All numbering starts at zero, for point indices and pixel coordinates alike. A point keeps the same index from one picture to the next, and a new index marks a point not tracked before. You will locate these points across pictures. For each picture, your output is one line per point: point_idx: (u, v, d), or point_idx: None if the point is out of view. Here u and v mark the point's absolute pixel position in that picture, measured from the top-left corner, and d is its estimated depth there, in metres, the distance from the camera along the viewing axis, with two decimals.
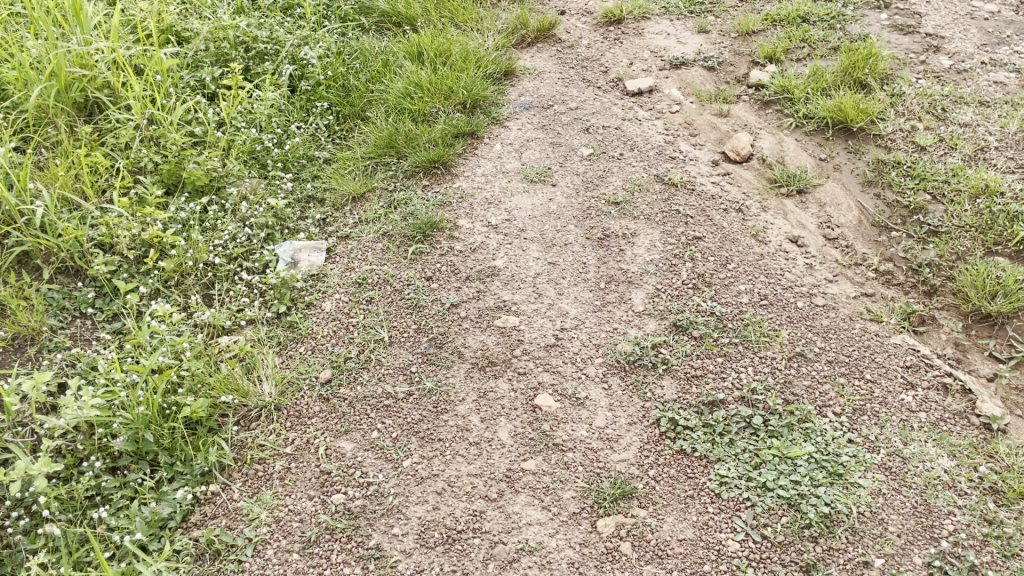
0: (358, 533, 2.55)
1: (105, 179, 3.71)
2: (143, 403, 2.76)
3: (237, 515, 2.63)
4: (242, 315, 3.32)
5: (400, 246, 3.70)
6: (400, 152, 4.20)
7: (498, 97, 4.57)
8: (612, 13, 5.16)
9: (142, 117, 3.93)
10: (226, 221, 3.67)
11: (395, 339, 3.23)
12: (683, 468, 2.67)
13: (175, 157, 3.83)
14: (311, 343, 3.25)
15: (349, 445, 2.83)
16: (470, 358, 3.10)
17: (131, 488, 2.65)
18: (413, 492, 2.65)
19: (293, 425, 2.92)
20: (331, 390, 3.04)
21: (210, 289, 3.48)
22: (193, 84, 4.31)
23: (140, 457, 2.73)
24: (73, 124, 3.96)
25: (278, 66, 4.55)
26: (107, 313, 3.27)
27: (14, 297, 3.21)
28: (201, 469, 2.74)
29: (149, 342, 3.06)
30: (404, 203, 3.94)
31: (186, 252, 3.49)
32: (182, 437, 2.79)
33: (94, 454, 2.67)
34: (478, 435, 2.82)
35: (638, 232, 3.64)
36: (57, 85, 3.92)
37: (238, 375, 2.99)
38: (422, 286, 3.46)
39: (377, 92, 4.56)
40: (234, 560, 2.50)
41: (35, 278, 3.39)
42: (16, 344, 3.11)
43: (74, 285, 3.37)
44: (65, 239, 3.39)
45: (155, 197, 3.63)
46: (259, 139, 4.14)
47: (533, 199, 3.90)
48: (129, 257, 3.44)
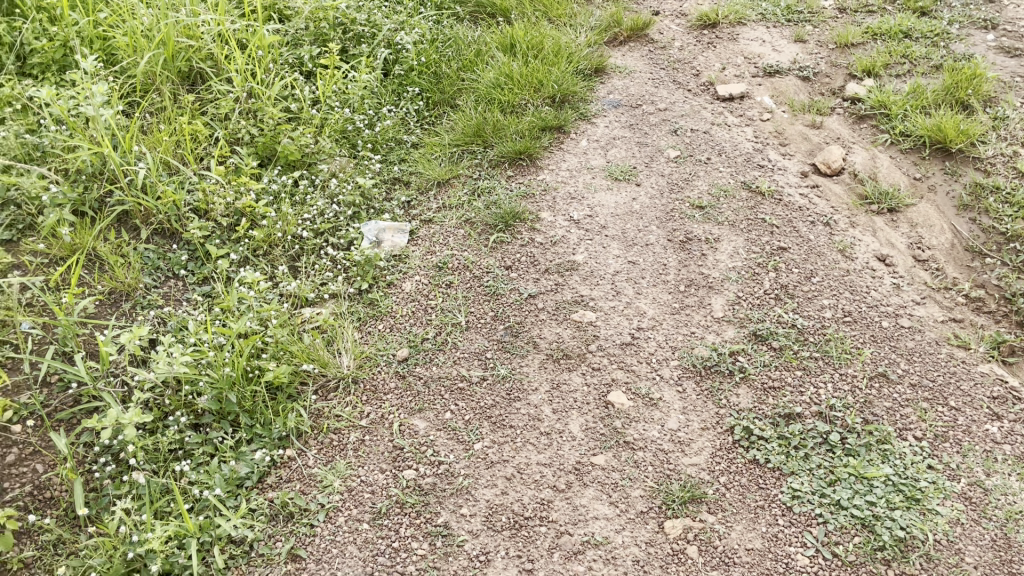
0: (427, 509, 2.59)
1: (204, 147, 3.84)
2: (229, 365, 2.85)
3: (312, 480, 2.70)
4: (326, 289, 3.40)
5: (482, 234, 3.74)
6: (487, 141, 4.23)
7: (587, 93, 4.57)
8: (707, 16, 5.10)
9: (242, 90, 4.05)
10: (315, 197, 3.76)
11: (472, 325, 3.27)
12: (755, 478, 2.64)
13: (271, 131, 3.93)
14: (390, 321, 3.31)
15: (422, 423, 2.88)
16: (545, 350, 3.12)
17: (212, 446, 2.74)
18: (482, 474, 2.69)
19: (369, 400, 2.99)
20: (407, 368, 3.10)
21: (296, 261, 3.57)
22: (292, 61, 4.42)
23: (222, 417, 2.82)
24: (176, 92, 4.10)
25: (373, 49, 4.62)
26: (199, 276, 3.38)
27: (113, 254, 3.34)
28: (279, 434, 2.82)
29: (237, 307, 3.16)
30: (488, 191, 3.98)
31: (276, 224, 3.59)
32: (262, 401, 2.88)
33: (179, 410, 2.77)
34: (549, 426, 2.83)
35: (721, 238, 3.60)
36: (165, 54, 4.07)
37: (320, 346, 3.07)
38: (501, 275, 3.49)
39: (467, 81, 4.61)
40: (306, 524, 2.57)
41: (133, 237, 3.51)
42: (112, 298, 3.23)
43: (169, 247, 3.49)
44: (164, 202, 3.51)
45: (250, 168, 3.75)
46: (351, 119, 4.22)
47: (617, 197, 3.89)
48: (223, 225, 3.56)
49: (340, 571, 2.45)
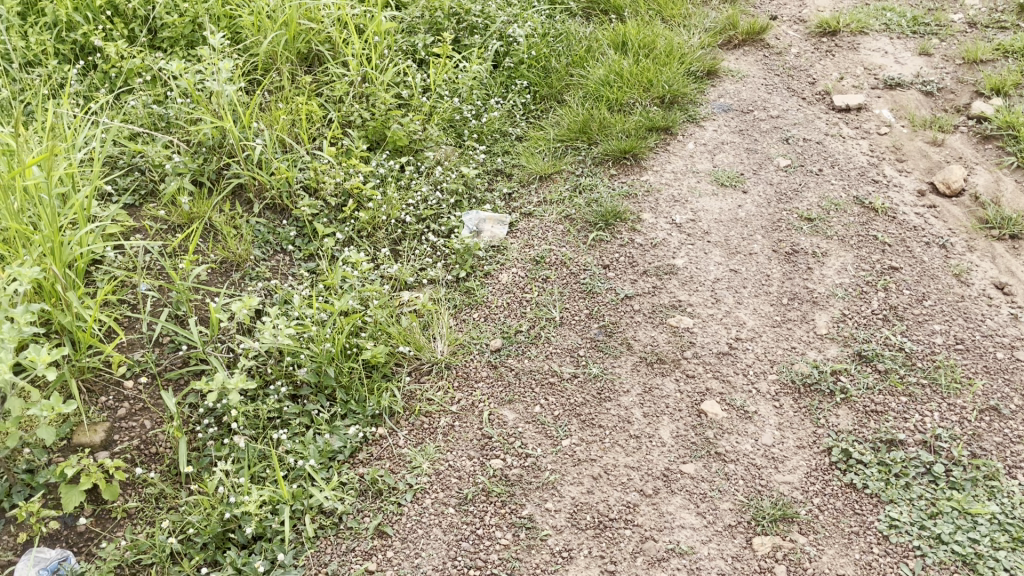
0: (512, 500, 2.61)
1: (317, 127, 3.95)
2: (329, 340, 2.93)
3: (401, 460, 2.76)
4: (425, 274, 3.45)
5: (581, 230, 3.72)
6: (592, 138, 4.20)
7: (697, 96, 4.50)
8: (828, 23, 4.95)
9: (356, 74, 4.14)
10: (420, 183, 3.81)
11: (566, 321, 3.26)
12: (851, 503, 2.55)
13: (382, 116, 4.01)
14: (485, 311, 3.34)
15: (511, 415, 2.90)
16: (639, 352, 3.09)
17: (309, 417, 2.82)
18: (569, 471, 2.68)
19: (461, 386, 3.02)
20: (500, 358, 3.12)
21: (398, 245, 3.64)
22: (406, 48, 4.49)
23: (319, 390, 2.90)
24: (294, 73, 4.22)
25: (486, 41, 4.65)
26: (305, 252, 3.49)
27: (227, 225, 3.47)
28: (372, 411, 2.89)
29: (340, 285, 3.25)
30: (590, 188, 3.95)
31: (381, 207, 3.66)
32: (359, 378, 2.95)
33: (280, 380, 2.86)
34: (639, 429, 2.81)
35: (829, 253, 3.49)
36: (286, 35, 4.20)
37: (416, 330, 3.12)
38: (599, 273, 3.47)
39: (576, 77, 4.59)
40: (393, 502, 2.62)
41: (246, 211, 3.65)
42: (223, 268, 3.36)
43: (279, 222, 3.60)
44: (277, 178, 3.62)
45: (360, 151, 3.83)
46: (459, 108, 4.26)
47: (722, 203, 3.82)
48: (331, 204, 3.65)
49: (423, 552, 2.49)
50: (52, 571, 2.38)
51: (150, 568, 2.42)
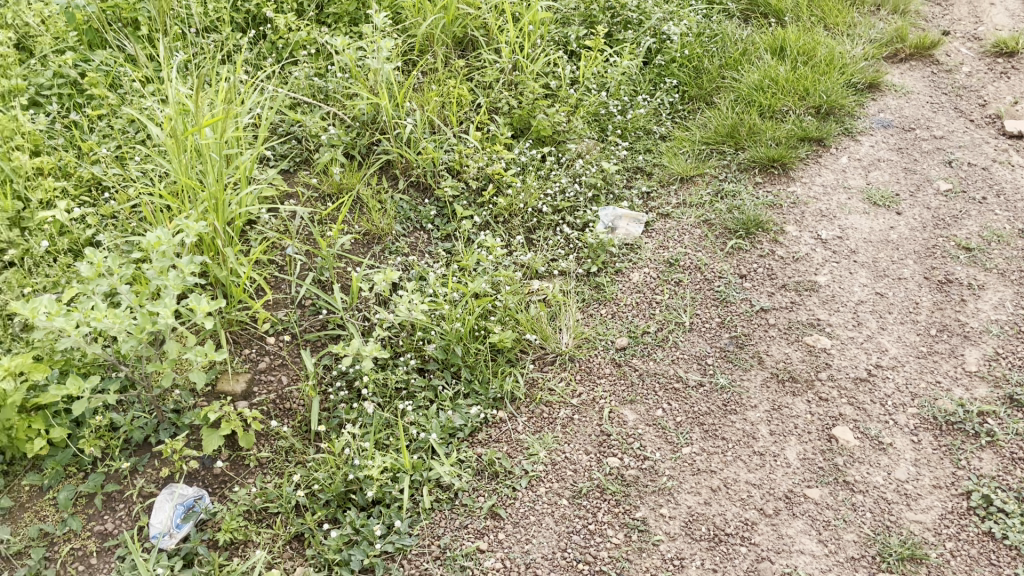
0: (627, 500, 2.59)
1: (466, 112, 4.02)
2: (460, 320, 2.99)
3: (519, 446, 2.79)
4: (556, 265, 3.45)
5: (719, 237, 3.63)
6: (740, 143, 4.09)
7: (855, 108, 4.31)
8: (1006, 43, 4.63)
9: (508, 61, 4.18)
10: (559, 175, 3.81)
11: (696, 327, 3.20)
12: (987, 553, 2.40)
13: (529, 105, 4.03)
14: (613, 308, 3.32)
15: (632, 415, 2.87)
16: (770, 367, 3.01)
17: (433, 392, 2.90)
18: (687, 479, 2.64)
19: (583, 380, 3.02)
20: (624, 357, 3.10)
21: (532, 233, 3.66)
22: (559, 39, 4.50)
23: (445, 367, 2.97)
24: (448, 56, 4.32)
25: (639, 37, 4.60)
26: (443, 232, 3.56)
27: (372, 198, 3.59)
28: (495, 394, 2.93)
29: (474, 268, 3.30)
30: (733, 194, 3.84)
31: (520, 194, 3.69)
32: (484, 360, 3.00)
33: (410, 353, 2.95)
34: (764, 447, 2.73)
35: (987, 286, 3.28)
36: (445, 18, 4.29)
37: (543, 319, 3.14)
38: (734, 282, 3.38)
39: (728, 80, 4.47)
40: (509, 486, 2.66)
41: (391, 186, 3.76)
42: (366, 239, 3.49)
43: (421, 201, 3.70)
44: (424, 157, 3.72)
45: (505, 138, 3.88)
46: (605, 103, 4.23)
47: (872, 223, 3.65)
48: (472, 187, 3.71)
49: (534, 539, 2.51)
50: (187, 507, 2.51)
51: (275, 517, 2.54)
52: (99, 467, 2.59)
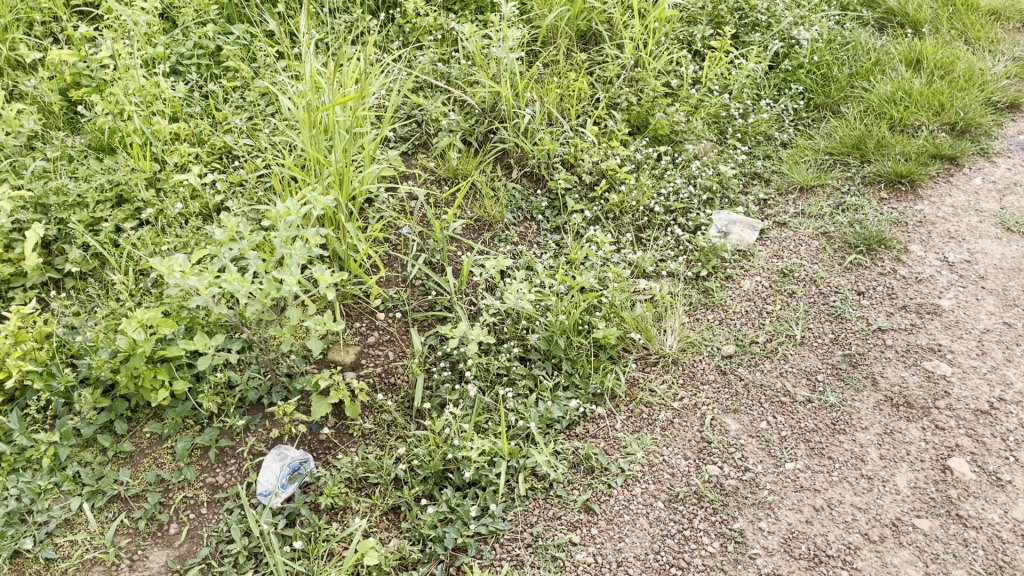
0: (725, 510, 2.55)
1: (584, 105, 4.01)
2: (564, 313, 3.00)
3: (616, 444, 2.78)
4: (665, 266, 3.40)
5: (838, 251, 3.52)
6: (866, 156, 3.95)
7: (993, 128, 4.10)
8: None
9: (631, 57, 4.15)
10: (674, 175, 3.74)
11: (807, 341, 3.12)
12: None
13: (649, 102, 3.99)
14: (721, 314, 3.26)
15: (735, 425, 2.82)
16: (883, 390, 2.90)
17: (533, 381, 2.92)
18: (788, 496, 2.58)
19: (685, 384, 2.98)
20: (730, 365, 3.04)
21: (642, 232, 3.61)
22: (683, 38, 4.43)
23: (547, 358, 2.98)
24: (571, 49, 4.32)
25: (766, 40, 4.49)
26: (552, 224, 3.57)
27: (486, 186, 3.63)
28: (595, 390, 2.92)
29: (582, 262, 3.30)
30: (855, 208, 3.71)
31: (632, 192, 3.63)
32: (586, 355, 3.00)
33: (513, 340, 2.98)
34: (872, 471, 2.64)
35: None
36: (571, 11, 4.29)
37: (649, 319, 3.11)
38: (851, 299, 3.28)
39: (858, 90, 4.32)
40: (604, 482, 2.65)
41: (505, 175, 3.79)
42: (478, 225, 3.53)
43: (533, 192, 3.72)
44: (540, 149, 3.73)
45: (622, 134, 3.85)
46: (727, 105, 4.14)
47: (1005, 249, 3.48)
48: (584, 181, 3.68)
49: (627, 538, 2.50)
50: (293, 469, 2.61)
51: (374, 488, 2.62)
52: (215, 422, 2.72)
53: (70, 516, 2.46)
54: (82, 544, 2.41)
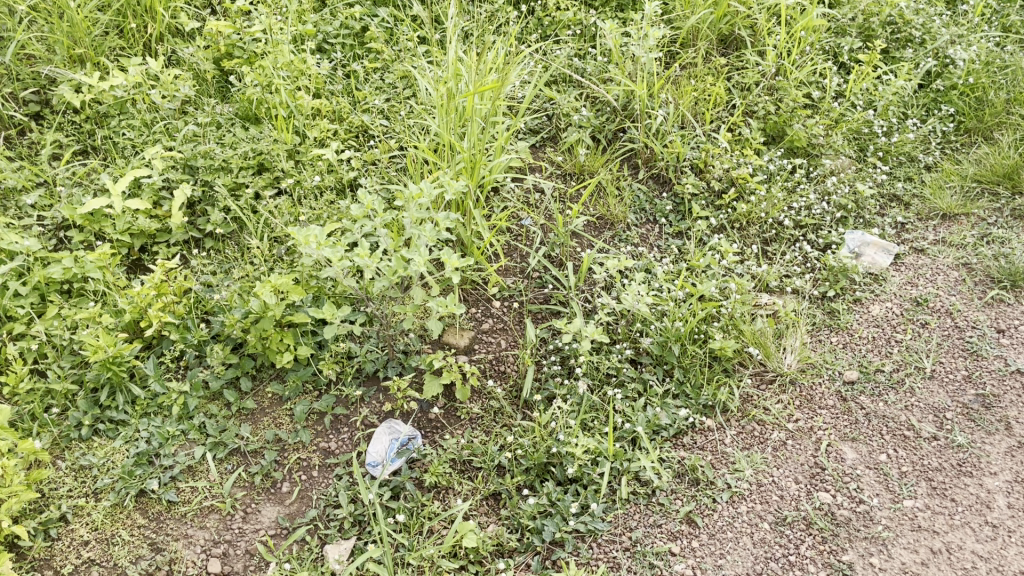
0: (834, 540, 2.48)
1: (719, 111, 3.93)
2: (681, 320, 2.95)
3: (724, 459, 2.72)
4: (790, 282, 3.29)
5: (979, 284, 3.34)
6: (1017, 187, 3.74)
7: None
8: None
9: (772, 65, 4.03)
10: (807, 189, 3.62)
11: (937, 375, 2.98)
12: None
13: (788, 112, 3.86)
14: (845, 338, 3.14)
15: (852, 453, 2.73)
16: (1018, 436, 2.76)
17: (643, 385, 2.88)
18: (904, 534, 2.48)
19: (801, 406, 2.89)
20: (851, 392, 2.93)
21: (768, 245, 3.51)
22: (829, 49, 4.28)
23: (659, 363, 2.94)
24: (710, 52, 4.23)
25: (918, 57, 4.28)
26: (675, 229, 3.50)
27: (612, 184, 3.61)
28: (705, 401, 2.86)
29: (704, 270, 3.23)
30: (1001, 241, 3.51)
31: (762, 204, 3.53)
32: (699, 365, 2.94)
33: (626, 342, 2.95)
34: (998, 519, 2.52)
35: None
36: (715, 14, 4.21)
37: (768, 335, 3.01)
38: (990, 336, 3.11)
39: (1015, 116, 4.07)
40: (709, 496, 2.60)
41: (632, 175, 3.76)
42: (600, 223, 3.51)
43: (658, 194, 3.66)
44: (670, 151, 3.68)
45: (757, 143, 3.75)
46: (871, 121, 3.97)
47: None
48: (712, 188, 3.61)
49: (728, 556, 2.45)
50: (401, 443, 2.69)
51: (477, 472, 2.66)
52: (332, 390, 2.82)
53: (193, 463, 2.61)
54: (202, 491, 2.55)
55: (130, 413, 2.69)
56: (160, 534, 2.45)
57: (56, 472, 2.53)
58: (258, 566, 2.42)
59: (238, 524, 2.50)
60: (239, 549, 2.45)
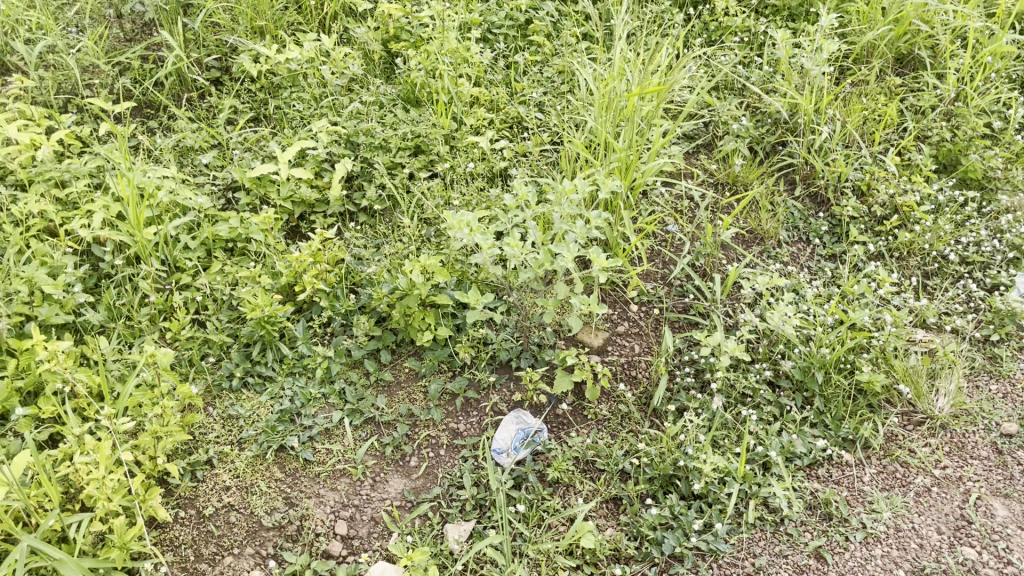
0: None
1: (888, 133, 3.74)
2: (829, 347, 2.82)
3: (860, 497, 2.60)
4: (949, 320, 3.10)
5: None
6: None
7: None
8: None
9: (952, 89, 3.79)
10: (978, 225, 3.39)
11: None
12: None
13: (965, 140, 3.63)
14: (1007, 387, 2.93)
15: (1003, 510, 2.56)
16: None
17: (779, 409, 2.79)
18: None
19: (951, 453, 2.73)
20: (1008, 445, 2.75)
21: (928, 279, 3.32)
22: (1017, 77, 3.99)
23: (798, 389, 2.84)
24: (884, 71, 4.03)
25: None
26: (829, 251, 3.37)
27: (766, 199, 3.49)
28: (845, 434, 2.74)
29: (857, 298, 3.09)
30: None
31: (926, 235, 3.35)
32: (843, 396, 2.81)
33: (765, 363, 2.86)
34: None
35: None
36: (894, 31, 4.00)
37: (921, 373, 2.84)
38: None
39: None
40: (841, 533, 2.49)
41: (787, 191, 3.63)
42: (749, 237, 3.41)
43: (814, 214, 3.52)
44: (831, 170, 3.53)
45: (928, 170, 3.54)
46: None
47: None
48: (874, 213, 3.44)
49: None
50: (526, 434, 2.69)
51: (600, 474, 2.64)
52: (466, 373, 2.87)
53: (330, 426, 2.72)
54: (336, 454, 2.65)
55: (277, 370, 2.83)
56: (295, 490, 2.56)
57: (207, 418, 2.70)
58: (381, 534, 2.49)
59: (366, 491, 2.59)
60: (365, 515, 2.53)
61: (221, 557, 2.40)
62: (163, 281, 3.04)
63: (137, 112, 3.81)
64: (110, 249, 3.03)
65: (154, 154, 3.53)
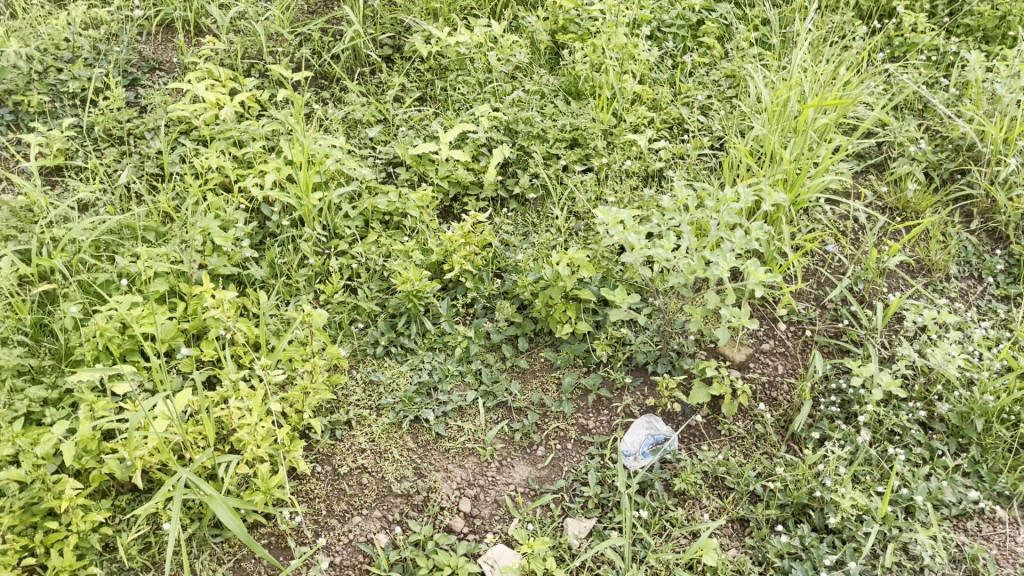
0: None
1: None
2: (993, 395, 2.63)
3: (1012, 558, 2.43)
4: None
5: None
6: None
7: None
8: None
9: None
10: None
11: None
12: None
13: None
14: None
15: None
16: None
17: (929, 452, 2.63)
18: None
19: None
20: None
21: None
22: None
23: (953, 434, 2.67)
24: None
25: None
26: (1003, 291, 3.13)
27: (938, 229, 3.29)
28: (1001, 489, 2.55)
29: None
30: None
31: None
32: (1003, 448, 2.62)
33: (919, 402, 2.70)
34: None
35: None
36: None
37: None
38: None
39: None
40: None
41: (962, 223, 3.40)
42: (915, 267, 3.23)
43: (990, 250, 3.28)
44: (1015, 206, 3.28)
45: None
46: None
47: None
48: None
49: None
50: (656, 441, 2.67)
51: (728, 492, 2.57)
52: (601, 371, 2.86)
53: (464, 404, 2.77)
54: (466, 433, 2.70)
55: (419, 344, 2.90)
56: (425, 461, 2.63)
57: (350, 381, 2.80)
58: (502, 518, 2.52)
59: (492, 473, 2.62)
60: (488, 496, 2.57)
61: (351, 515, 2.49)
62: (322, 244, 3.17)
63: (313, 82, 3.98)
64: (277, 210, 3.19)
65: (324, 123, 3.69)
